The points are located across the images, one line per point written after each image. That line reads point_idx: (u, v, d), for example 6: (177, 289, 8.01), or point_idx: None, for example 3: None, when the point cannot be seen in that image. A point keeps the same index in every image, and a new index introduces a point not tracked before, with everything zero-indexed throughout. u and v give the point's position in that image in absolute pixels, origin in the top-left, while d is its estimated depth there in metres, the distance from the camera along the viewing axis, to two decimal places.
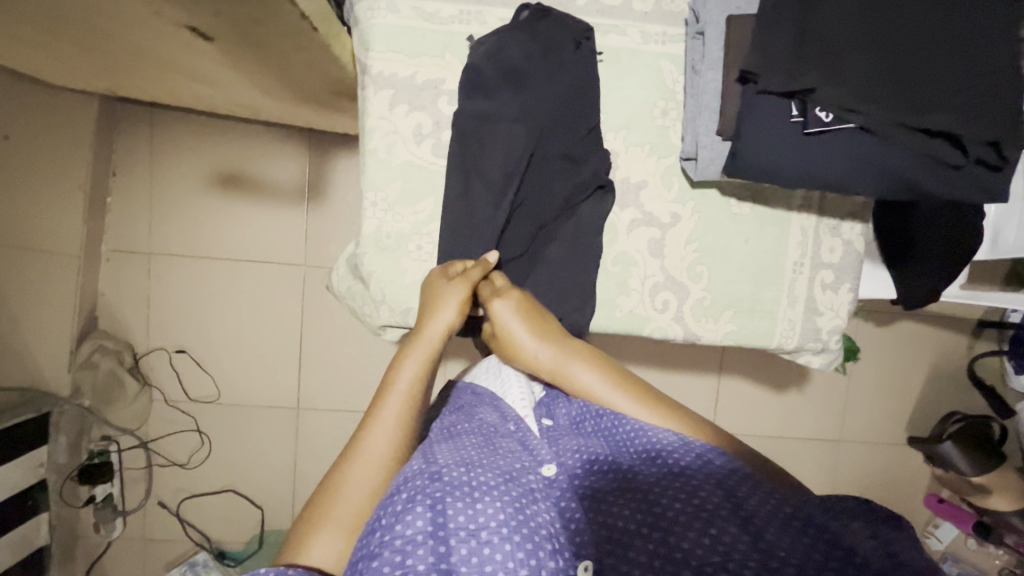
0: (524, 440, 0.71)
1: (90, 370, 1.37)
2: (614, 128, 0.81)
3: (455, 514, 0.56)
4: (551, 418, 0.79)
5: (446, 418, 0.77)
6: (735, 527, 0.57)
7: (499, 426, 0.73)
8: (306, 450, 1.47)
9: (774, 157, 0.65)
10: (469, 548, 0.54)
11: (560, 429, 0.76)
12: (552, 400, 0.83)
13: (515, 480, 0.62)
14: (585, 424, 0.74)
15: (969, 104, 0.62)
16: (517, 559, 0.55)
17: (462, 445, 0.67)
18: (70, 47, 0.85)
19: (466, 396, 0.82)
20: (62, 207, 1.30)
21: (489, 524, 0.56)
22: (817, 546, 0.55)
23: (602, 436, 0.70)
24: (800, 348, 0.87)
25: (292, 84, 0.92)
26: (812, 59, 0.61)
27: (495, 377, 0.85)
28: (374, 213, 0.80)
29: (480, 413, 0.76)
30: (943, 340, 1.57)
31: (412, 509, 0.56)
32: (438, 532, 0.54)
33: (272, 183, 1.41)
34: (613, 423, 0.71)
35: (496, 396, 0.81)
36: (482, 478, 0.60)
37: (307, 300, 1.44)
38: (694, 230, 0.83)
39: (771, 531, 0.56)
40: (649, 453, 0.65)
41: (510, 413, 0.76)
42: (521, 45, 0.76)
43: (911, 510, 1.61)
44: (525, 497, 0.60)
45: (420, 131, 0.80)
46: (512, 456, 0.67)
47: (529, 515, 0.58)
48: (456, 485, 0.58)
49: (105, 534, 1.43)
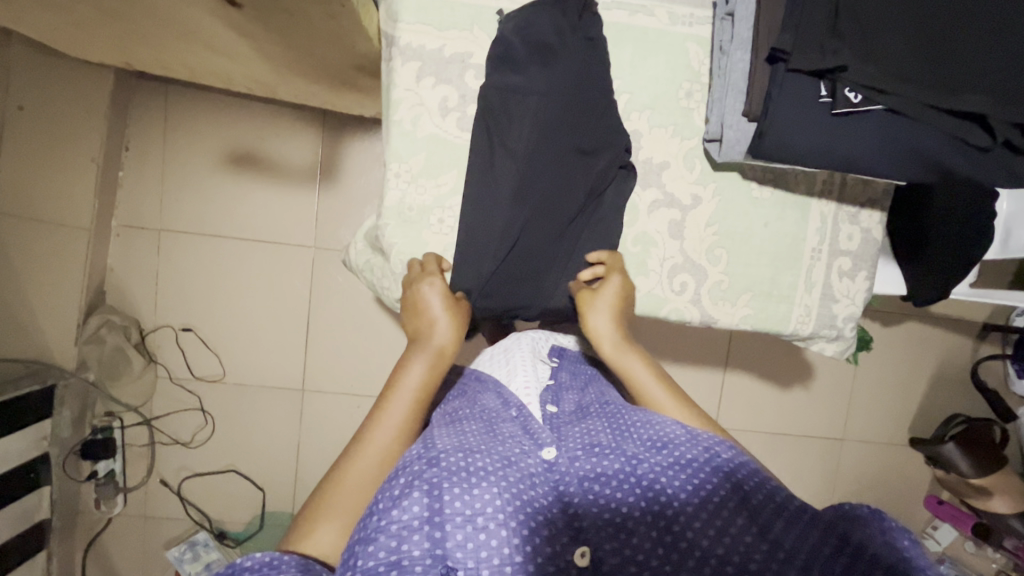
0: (526, 424, 0.70)
1: (97, 345, 1.34)
2: (638, 108, 0.81)
3: (452, 499, 0.54)
4: (556, 404, 0.76)
5: (448, 403, 0.76)
6: (741, 518, 0.55)
7: (500, 411, 0.72)
8: (309, 432, 1.47)
9: (799, 140, 0.65)
10: (465, 533, 0.53)
11: (564, 417, 0.73)
12: (560, 387, 0.80)
13: (514, 464, 0.60)
14: (590, 408, 0.74)
15: (998, 86, 0.63)
16: (513, 545, 0.54)
17: (462, 430, 0.65)
18: (93, 13, 0.85)
19: (470, 382, 0.81)
20: (75, 179, 1.29)
21: (486, 510, 0.54)
22: (829, 541, 0.52)
23: (604, 422, 0.69)
24: (814, 334, 0.88)
25: (315, 57, 0.93)
26: (847, 39, 0.63)
27: (501, 364, 0.83)
28: (398, 184, 0.80)
29: (482, 400, 0.74)
30: (948, 342, 1.58)
31: (409, 494, 0.54)
32: (434, 517, 0.53)
33: (285, 163, 1.41)
34: (619, 411, 0.70)
35: (500, 381, 0.79)
36: (480, 463, 0.58)
37: (316, 282, 1.44)
38: (714, 213, 0.83)
39: (779, 525, 0.54)
40: (655, 443, 0.62)
41: (512, 399, 0.74)
42: (550, 19, 0.76)
43: (910, 511, 1.61)
44: (522, 482, 0.58)
45: (445, 104, 0.80)
46: (512, 441, 0.65)
47: (526, 499, 0.57)
48: (453, 470, 0.56)
49: (105, 510, 1.43)
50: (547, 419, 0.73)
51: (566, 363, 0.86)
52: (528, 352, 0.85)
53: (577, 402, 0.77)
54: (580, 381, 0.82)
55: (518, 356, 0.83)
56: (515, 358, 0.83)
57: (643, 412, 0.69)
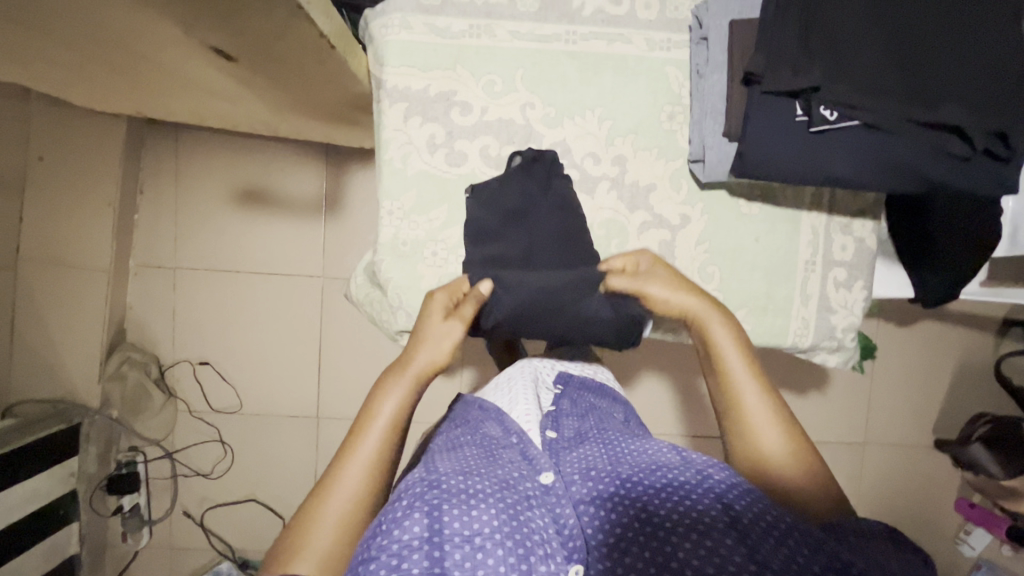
0: (526, 451, 0.70)
1: (119, 381, 1.40)
2: (622, 133, 0.83)
3: (451, 520, 0.53)
4: (556, 430, 0.76)
5: (451, 432, 0.76)
6: (730, 538, 0.54)
7: (501, 439, 0.72)
8: (327, 458, 1.50)
9: (779, 157, 0.66)
10: (462, 553, 0.52)
11: (563, 442, 0.73)
12: (560, 413, 0.80)
13: (512, 487, 0.60)
14: (589, 433, 0.74)
15: (973, 96, 0.63)
16: (509, 564, 0.52)
17: (462, 455, 0.67)
18: (99, 70, 0.90)
19: (473, 411, 0.81)
20: (93, 224, 1.36)
21: (483, 530, 0.53)
22: (818, 557, 0.52)
23: (600, 447, 0.69)
24: (815, 346, 0.87)
25: (310, 98, 0.96)
26: (819, 55, 0.63)
27: (504, 395, 0.84)
28: (391, 221, 0.83)
29: (485, 428, 0.75)
30: (967, 339, 1.54)
31: (409, 514, 0.53)
32: (433, 537, 0.52)
33: (292, 198, 1.45)
34: (616, 437, 0.71)
35: (502, 411, 0.79)
36: (479, 485, 0.58)
37: (326, 310, 1.47)
38: (705, 230, 0.84)
39: (766, 544, 0.53)
40: (649, 466, 0.63)
41: (513, 426, 0.74)
42: (519, 186, 0.81)
43: (942, 516, 1.56)
44: (520, 504, 0.58)
45: (433, 141, 0.82)
46: (511, 465, 0.65)
47: (523, 522, 0.56)
48: (453, 492, 0.56)
49: (132, 542, 1.48)
50: (546, 446, 0.74)
51: (570, 389, 0.87)
52: (530, 380, 0.86)
53: (576, 428, 0.76)
54: (580, 408, 0.82)
55: (521, 385, 0.85)
56: (517, 387, 0.84)
57: (638, 439, 0.71)
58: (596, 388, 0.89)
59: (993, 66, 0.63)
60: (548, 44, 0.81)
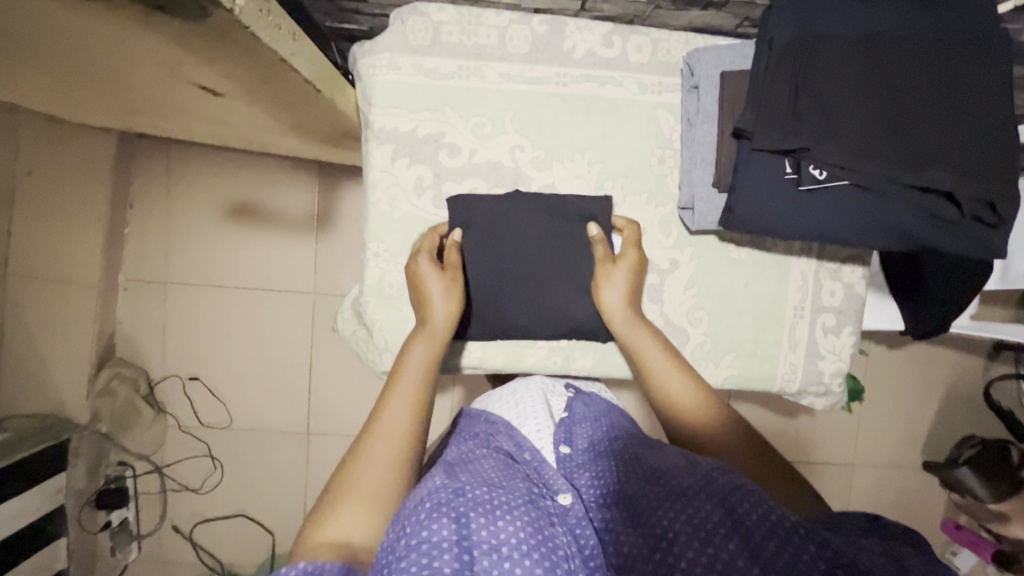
0: (540, 468, 0.68)
1: (108, 398, 1.39)
2: (612, 176, 0.82)
3: (478, 528, 0.53)
4: (569, 445, 0.74)
5: (461, 445, 0.75)
6: (733, 544, 0.53)
7: (515, 453, 0.71)
8: (317, 474, 1.49)
9: (767, 221, 0.67)
10: (491, 561, 0.51)
11: (578, 454, 0.72)
12: (573, 420, 0.79)
13: (535, 502, 0.59)
14: (605, 446, 0.72)
15: (960, 164, 0.63)
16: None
17: (481, 467, 0.66)
18: (87, 95, 0.90)
19: (481, 425, 0.80)
20: (81, 239, 1.34)
21: (509, 541, 0.53)
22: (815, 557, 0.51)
23: (618, 461, 0.69)
24: (802, 391, 0.87)
25: (300, 128, 0.95)
26: (808, 120, 0.63)
27: (510, 407, 0.83)
28: (377, 264, 0.82)
29: (497, 441, 0.74)
30: (957, 362, 1.54)
31: (437, 518, 0.53)
32: (462, 542, 0.52)
33: (284, 214, 1.44)
34: (633, 449, 0.71)
35: (511, 425, 0.78)
36: (504, 496, 0.58)
37: (317, 327, 1.47)
38: (693, 275, 0.83)
39: (770, 548, 0.53)
40: (656, 474, 0.64)
41: (526, 443, 0.73)
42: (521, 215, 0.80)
43: (931, 536, 1.57)
44: (544, 518, 0.57)
45: (421, 183, 0.82)
46: (529, 480, 0.65)
47: (548, 535, 0.55)
48: (478, 502, 0.56)
49: (121, 557, 1.47)
50: (560, 460, 0.72)
51: (580, 395, 0.87)
52: (538, 391, 0.86)
53: (590, 436, 0.75)
54: (593, 412, 0.82)
55: (527, 395, 0.84)
56: (523, 399, 0.84)
57: (648, 448, 0.72)
58: (606, 401, 0.89)
59: (978, 132, 0.64)
60: (538, 86, 0.81)
